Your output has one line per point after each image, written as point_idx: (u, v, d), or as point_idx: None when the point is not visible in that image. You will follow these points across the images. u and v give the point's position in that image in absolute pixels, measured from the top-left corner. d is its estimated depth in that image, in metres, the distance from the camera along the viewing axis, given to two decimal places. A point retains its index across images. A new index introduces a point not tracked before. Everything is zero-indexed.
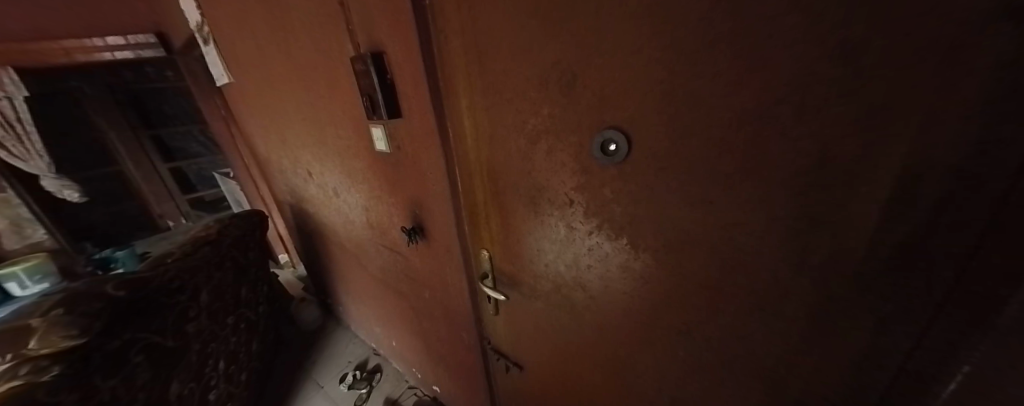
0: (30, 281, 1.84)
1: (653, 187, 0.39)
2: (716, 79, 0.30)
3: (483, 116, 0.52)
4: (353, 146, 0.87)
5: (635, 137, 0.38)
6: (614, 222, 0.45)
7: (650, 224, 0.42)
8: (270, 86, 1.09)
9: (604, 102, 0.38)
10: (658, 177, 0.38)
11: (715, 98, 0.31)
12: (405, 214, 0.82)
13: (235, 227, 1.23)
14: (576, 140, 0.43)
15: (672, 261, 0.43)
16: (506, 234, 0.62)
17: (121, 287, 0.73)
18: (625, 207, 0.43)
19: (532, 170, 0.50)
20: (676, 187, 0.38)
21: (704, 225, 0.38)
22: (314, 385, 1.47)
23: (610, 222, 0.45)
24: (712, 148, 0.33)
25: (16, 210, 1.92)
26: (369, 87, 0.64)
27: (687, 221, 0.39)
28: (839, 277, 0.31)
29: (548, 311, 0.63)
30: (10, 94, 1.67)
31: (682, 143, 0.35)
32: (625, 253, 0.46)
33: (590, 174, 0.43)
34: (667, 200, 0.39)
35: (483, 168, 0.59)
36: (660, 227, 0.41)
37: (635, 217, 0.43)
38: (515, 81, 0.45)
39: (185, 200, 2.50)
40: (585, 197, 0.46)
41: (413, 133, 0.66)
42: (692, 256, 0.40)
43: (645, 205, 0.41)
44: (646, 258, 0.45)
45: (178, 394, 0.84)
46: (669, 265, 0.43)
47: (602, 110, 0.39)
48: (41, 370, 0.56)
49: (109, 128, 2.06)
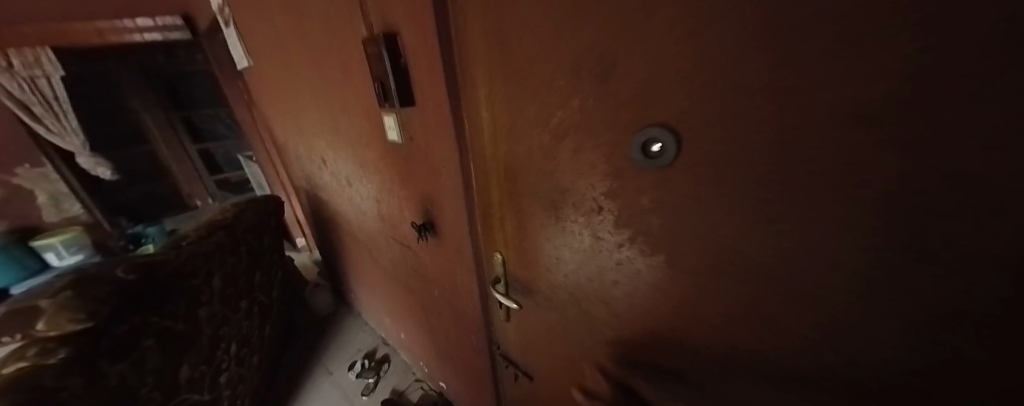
0: (66, 252, 2.02)
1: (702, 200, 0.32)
2: (808, 68, 0.22)
3: (502, 106, 0.47)
4: (365, 135, 0.84)
5: (685, 138, 0.31)
6: (651, 236, 0.38)
7: (694, 242, 0.35)
8: (285, 71, 1.07)
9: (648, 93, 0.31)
10: (710, 188, 0.31)
11: (803, 93, 0.23)
12: (416, 209, 0.78)
13: (251, 212, 1.24)
14: (610, 139, 0.36)
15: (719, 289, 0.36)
16: (522, 238, 0.57)
17: (130, 272, 0.72)
18: (668, 222, 0.36)
19: (555, 169, 0.44)
20: (732, 202, 0.30)
21: (767, 252, 0.30)
22: (324, 371, 1.49)
23: (644, 236, 0.39)
24: (792, 160, 0.25)
25: (55, 186, 1.96)
26: (380, 72, 0.60)
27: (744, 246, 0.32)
28: (953, 335, 0.24)
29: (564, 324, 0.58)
30: (48, 74, 1.73)
31: (749, 151, 0.27)
32: (661, 273, 0.40)
33: (624, 179, 0.37)
34: (722, 217, 0.32)
35: (500, 164, 0.53)
36: (707, 247, 0.34)
37: (678, 233, 0.36)
38: (541, 68, 0.39)
39: (212, 181, 2.57)
40: (616, 206, 0.39)
41: (426, 125, 0.61)
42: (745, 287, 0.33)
43: (692, 221, 0.34)
44: (685, 282, 0.38)
45: (189, 377, 0.85)
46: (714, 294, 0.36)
47: (644, 104, 0.32)
48: (48, 352, 0.56)
49: (143, 109, 2.15)
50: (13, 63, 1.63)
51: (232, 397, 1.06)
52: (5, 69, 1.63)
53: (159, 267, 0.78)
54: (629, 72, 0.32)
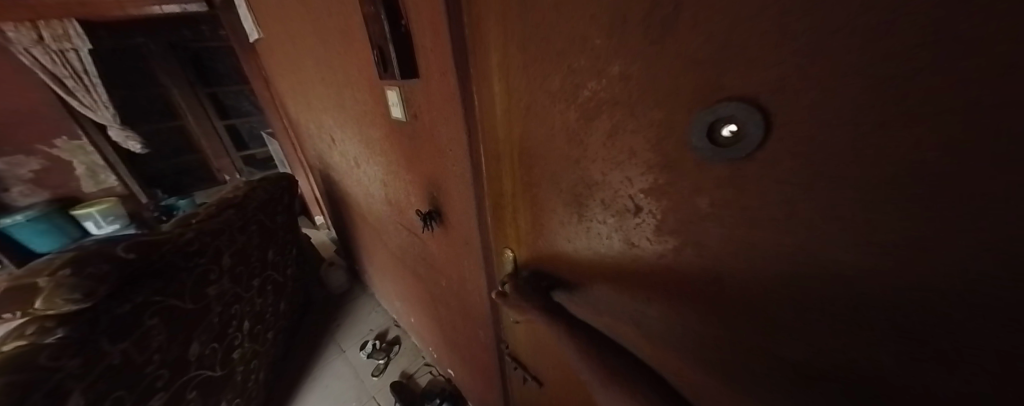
0: (104, 221, 2.16)
1: (794, 210, 0.23)
2: None
3: (519, 76, 0.38)
4: (370, 112, 0.77)
5: (783, 119, 0.21)
6: (706, 249, 0.29)
7: (770, 265, 0.26)
8: (291, 41, 1.00)
9: (729, 52, 0.21)
10: (810, 195, 0.21)
11: None
12: (423, 195, 0.71)
13: (262, 190, 1.22)
14: (660, 118, 0.27)
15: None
16: (539, 235, 0.49)
17: (131, 250, 0.71)
18: (735, 234, 0.27)
19: (582, 157, 0.35)
20: (846, 217, 0.21)
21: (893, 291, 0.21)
22: (337, 348, 1.51)
23: (695, 248, 0.30)
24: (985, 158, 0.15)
25: (91, 157, 2.06)
26: (379, 37, 0.51)
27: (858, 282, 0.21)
28: None
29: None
30: (77, 47, 1.75)
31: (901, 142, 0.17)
32: (714, 298, 0.31)
33: (676, 173, 0.27)
34: (822, 236, 0.22)
35: (514, 149, 0.45)
36: (793, 274, 0.25)
37: (747, 249, 0.27)
38: (570, 21, 0.29)
39: (239, 157, 2.61)
40: (661, 207, 0.30)
41: (431, 100, 0.53)
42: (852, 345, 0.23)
43: (773, 236, 0.25)
44: (749, 316, 0.28)
45: (200, 354, 0.85)
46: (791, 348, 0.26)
47: (720, 68, 0.22)
48: (46, 331, 0.57)
49: (173, 85, 2.16)
50: (43, 36, 1.66)
51: (246, 372, 1.08)
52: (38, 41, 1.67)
53: (161, 246, 0.77)
54: (703, 21, 0.22)
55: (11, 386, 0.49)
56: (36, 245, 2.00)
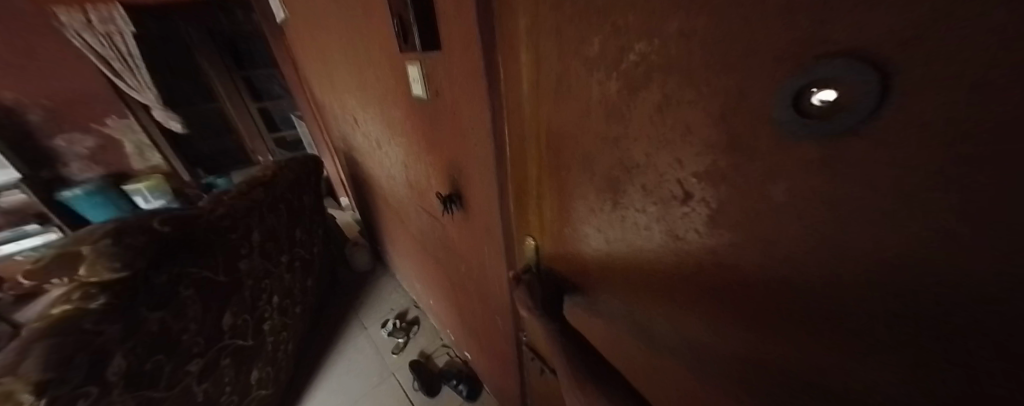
0: (151, 196, 2.32)
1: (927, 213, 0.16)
2: None
3: (553, 45, 0.33)
4: (392, 92, 0.75)
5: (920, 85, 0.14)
6: (774, 247, 0.24)
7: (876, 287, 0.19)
8: (314, 19, 0.98)
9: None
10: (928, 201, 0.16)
11: None
12: (444, 178, 0.69)
13: (289, 170, 1.25)
14: (730, 88, 0.22)
15: (901, 368, 0.20)
16: (570, 224, 0.44)
17: (166, 223, 0.74)
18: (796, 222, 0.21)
19: (627, 135, 0.31)
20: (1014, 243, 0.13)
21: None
22: (360, 326, 1.56)
23: (760, 245, 0.25)
24: None
25: (139, 137, 2.18)
26: (400, 6, 0.48)
27: (990, 317, 0.16)
28: None
29: (609, 334, 0.47)
30: (121, 30, 1.82)
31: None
32: (770, 307, 0.26)
33: (743, 153, 0.23)
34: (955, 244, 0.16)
35: (542, 128, 0.41)
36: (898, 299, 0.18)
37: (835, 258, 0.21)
38: None
39: (271, 139, 2.67)
40: (717, 195, 0.26)
41: (453, 75, 0.50)
42: (967, 386, 0.18)
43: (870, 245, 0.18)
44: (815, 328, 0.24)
45: (233, 324, 0.89)
46: (874, 368, 0.22)
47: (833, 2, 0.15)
48: (90, 297, 0.60)
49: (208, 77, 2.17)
50: (92, 19, 1.76)
51: (276, 343, 1.14)
52: (88, 25, 1.78)
53: (195, 220, 0.80)
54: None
55: (60, 346, 0.53)
56: (92, 215, 2.20)
